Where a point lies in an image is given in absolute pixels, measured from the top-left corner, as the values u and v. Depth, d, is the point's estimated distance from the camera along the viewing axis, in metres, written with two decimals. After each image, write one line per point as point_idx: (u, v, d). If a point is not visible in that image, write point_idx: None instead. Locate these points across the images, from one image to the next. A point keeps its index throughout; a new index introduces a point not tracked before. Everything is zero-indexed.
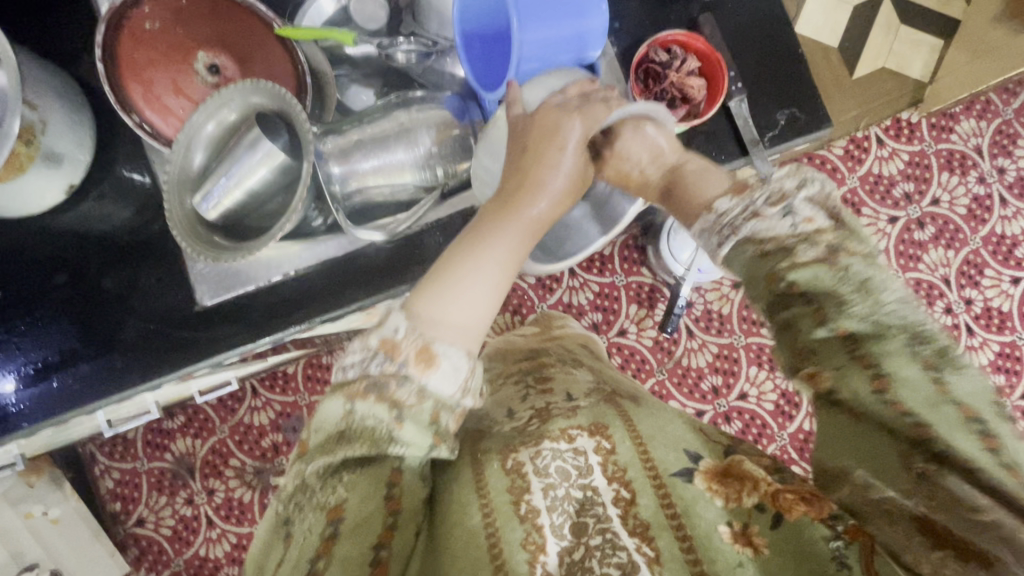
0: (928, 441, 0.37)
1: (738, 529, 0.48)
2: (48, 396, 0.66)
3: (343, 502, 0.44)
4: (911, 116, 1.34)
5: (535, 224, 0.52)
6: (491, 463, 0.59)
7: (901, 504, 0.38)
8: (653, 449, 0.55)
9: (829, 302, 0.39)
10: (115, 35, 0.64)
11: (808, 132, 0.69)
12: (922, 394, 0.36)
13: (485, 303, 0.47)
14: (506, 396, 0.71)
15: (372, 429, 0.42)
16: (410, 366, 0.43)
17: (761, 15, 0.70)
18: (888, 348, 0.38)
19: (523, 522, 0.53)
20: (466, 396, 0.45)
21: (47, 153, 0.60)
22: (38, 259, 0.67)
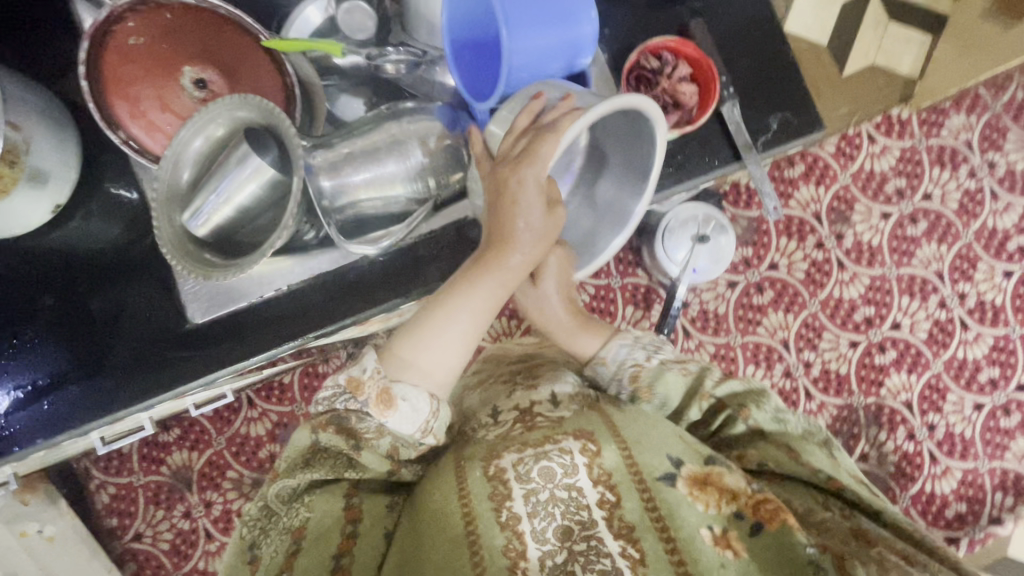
0: (838, 486, 0.53)
1: (718, 533, 0.49)
2: (39, 420, 0.65)
3: (307, 523, 0.51)
4: (902, 112, 1.35)
5: (510, 277, 0.54)
6: (474, 469, 0.54)
7: (842, 524, 0.51)
8: (639, 453, 0.53)
9: (737, 387, 0.60)
10: (98, 51, 0.63)
11: (800, 135, 0.69)
12: (825, 460, 0.54)
13: (450, 358, 0.53)
14: (492, 396, 0.68)
15: (328, 457, 0.53)
16: (370, 406, 0.51)
17: (750, 19, 0.69)
18: (796, 434, 0.57)
19: (504, 529, 0.50)
20: (426, 434, 0.52)
21: (32, 173, 0.59)
22: (25, 280, 0.66)
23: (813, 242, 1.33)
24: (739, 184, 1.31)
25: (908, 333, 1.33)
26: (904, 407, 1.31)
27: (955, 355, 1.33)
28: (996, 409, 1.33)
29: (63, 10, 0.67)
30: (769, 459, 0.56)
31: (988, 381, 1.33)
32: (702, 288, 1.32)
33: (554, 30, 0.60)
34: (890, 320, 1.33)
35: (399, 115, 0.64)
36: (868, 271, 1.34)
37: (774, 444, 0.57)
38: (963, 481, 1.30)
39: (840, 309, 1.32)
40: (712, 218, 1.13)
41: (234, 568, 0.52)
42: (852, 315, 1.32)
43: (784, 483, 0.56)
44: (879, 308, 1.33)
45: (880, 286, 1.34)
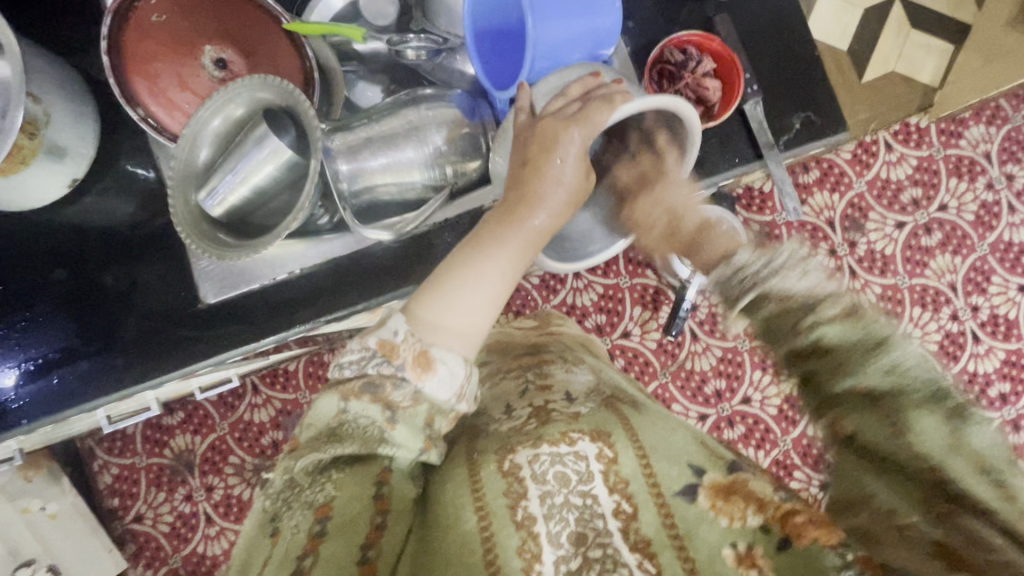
0: (944, 477, 0.36)
1: (742, 551, 0.47)
2: (49, 393, 0.65)
3: (334, 504, 0.46)
4: (920, 120, 1.34)
5: (535, 237, 0.53)
6: (488, 466, 0.56)
7: (927, 532, 0.36)
8: (654, 462, 0.53)
9: (846, 331, 0.38)
10: (118, 26, 0.62)
11: (823, 135, 0.67)
12: (940, 433, 0.36)
13: (480, 313, 0.50)
14: (505, 391, 0.70)
15: (360, 430, 0.47)
16: (407, 368, 0.47)
17: (777, 14, 0.68)
18: (915, 397, 0.36)
19: (518, 529, 0.51)
20: (459, 400, 0.48)
21: (50, 147, 0.59)
22: (39, 254, 0.66)
23: (825, 249, 1.33)
24: (753, 187, 1.30)
25: None
26: None
27: (965, 368, 1.32)
28: (1005, 424, 1.31)
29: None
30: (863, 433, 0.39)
31: (998, 396, 1.32)
32: None
33: (579, 20, 0.59)
34: None
35: (423, 103, 0.63)
36: (879, 280, 1.33)
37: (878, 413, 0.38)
38: None
39: None
40: (725, 222, 1.11)
41: (248, 554, 0.46)
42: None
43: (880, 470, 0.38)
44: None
45: (892, 295, 1.33)
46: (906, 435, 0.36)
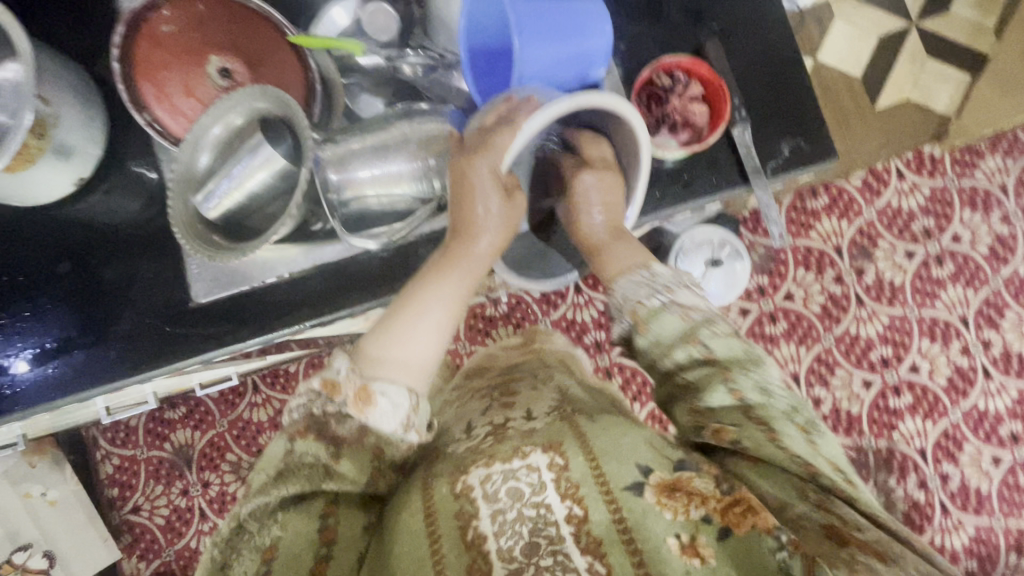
0: (814, 473, 0.51)
1: (687, 541, 0.49)
2: (44, 382, 0.68)
3: (280, 544, 0.49)
4: (935, 148, 1.39)
5: (476, 264, 0.59)
6: (440, 487, 0.56)
7: (817, 522, 0.49)
8: (604, 463, 0.54)
9: (735, 348, 0.53)
10: (133, 36, 0.66)
11: (812, 162, 0.67)
12: (802, 444, 0.51)
13: (425, 349, 0.54)
14: (470, 412, 0.71)
15: (308, 463, 0.51)
16: (349, 406, 0.50)
17: (768, 39, 0.68)
18: (779, 412, 0.52)
19: (468, 551, 0.51)
20: (407, 430, 0.52)
21: (58, 145, 0.61)
22: (45, 247, 0.69)
23: (833, 275, 1.33)
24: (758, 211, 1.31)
25: (927, 377, 1.30)
26: (917, 454, 1.29)
27: (975, 405, 1.30)
28: (1016, 465, 1.29)
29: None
30: (747, 439, 0.53)
31: (1009, 436, 1.31)
32: (715, 313, 1.31)
33: (569, 43, 0.61)
34: (909, 361, 1.31)
35: (414, 117, 0.66)
36: (887, 310, 1.32)
37: (756, 424, 0.53)
38: (976, 538, 1.26)
39: (855, 347, 1.31)
40: (728, 242, 1.18)
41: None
42: (866, 353, 1.31)
43: (762, 467, 0.53)
44: (897, 348, 1.31)
45: (899, 326, 1.31)
46: (779, 440, 0.52)
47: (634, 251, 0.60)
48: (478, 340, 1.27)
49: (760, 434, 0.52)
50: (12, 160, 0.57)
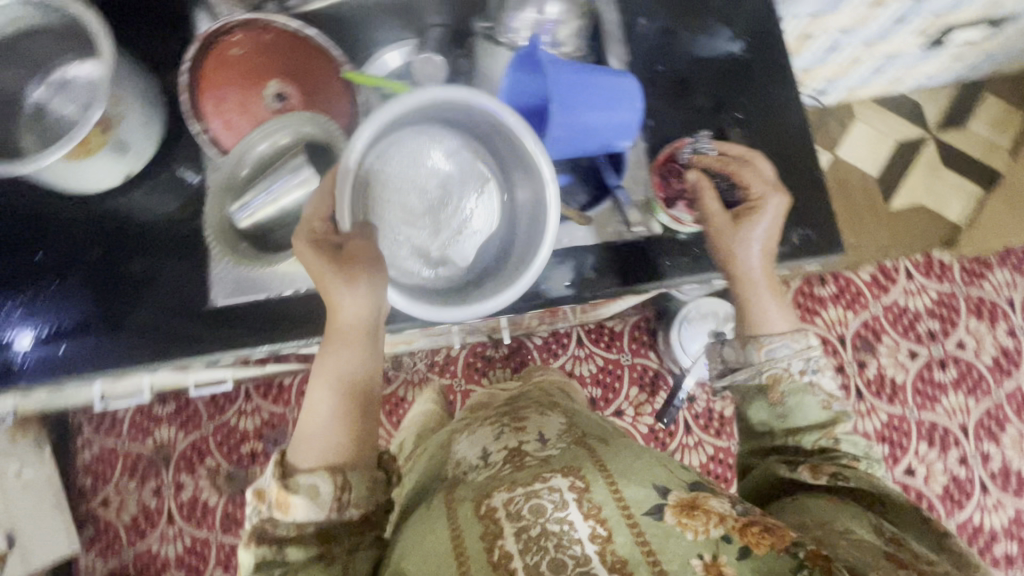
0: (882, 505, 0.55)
1: (709, 561, 0.50)
2: (53, 359, 0.70)
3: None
4: (943, 256, 1.49)
5: (361, 322, 0.60)
6: (465, 508, 0.57)
7: (876, 544, 0.50)
8: (621, 484, 0.56)
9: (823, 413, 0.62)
10: (203, 53, 0.71)
11: (818, 254, 0.69)
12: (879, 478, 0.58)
13: (337, 433, 0.58)
14: (482, 436, 0.72)
15: (269, 559, 0.54)
16: (273, 509, 0.54)
17: (785, 132, 0.71)
18: (857, 457, 0.60)
19: (495, 568, 0.51)
20: (341, 510, 0.55)
21: (116, 141, 0.65)
22: (83, 235, 0.72)
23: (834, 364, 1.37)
24: None
25: (923, 483, 1.35)
26: None
27: (971, 517, 1.34)
28: None
29: (183, 9, 0.74)
30: (849, 479, 0.57)
31: (1004, 555, 1.33)
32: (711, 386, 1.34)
33: (603, 109, 0.65)
34: (904, 462, 1.37)
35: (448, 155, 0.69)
36: (888, 408, 1.39)
37: (854, 473, 0.58)
38: None
39: None
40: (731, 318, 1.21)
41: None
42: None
43: (836, 502, 0.56)
44: (894, 448, 1.37)
45: (897, 425, 1.39)
46: (876, 497, 0.56)
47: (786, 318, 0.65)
48: (474, 380, 1.31)
49: (861, 477, 0.58)
50: (75, 149, 0.61)
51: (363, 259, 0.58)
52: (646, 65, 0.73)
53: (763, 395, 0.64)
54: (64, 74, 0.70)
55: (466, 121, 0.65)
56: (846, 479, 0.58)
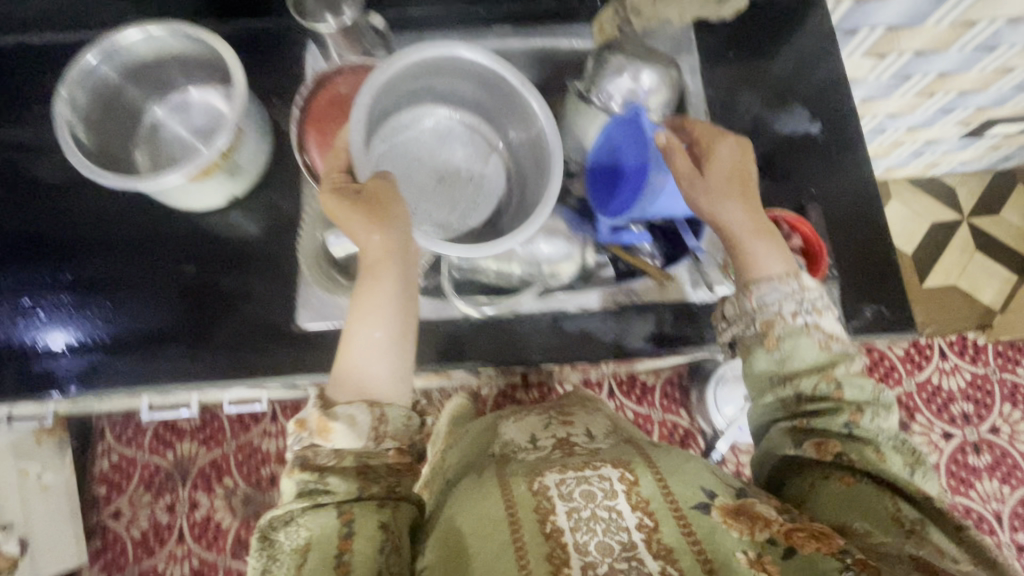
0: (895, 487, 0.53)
1: (753, 557, 0.49)
2: (134, 368, 0.68)
3: (311, 538, 0.50)
4: (978, 337, 1.52)
5: (394, 266, 0.61)
6: (519, 485, 0.57)
7: (903, 548, 0.49)
8: (670, 484, 0.55)
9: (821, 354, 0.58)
10: (316, 90, 0.74)
11: (893, 331, 0.70)
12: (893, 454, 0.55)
13: (378, 366, 0.58)
14: (529, 424, 0.74)
15: (308, 490, 0.52)
16: (314, 437, 0.53)
17: (862, 212, 0.74)
18: (880, 438, 0.56)
19: (548, 539, 0.50)
20: (380, 440, 0.54)
21: (231, 165, 0.67)
22: (180, 246, 0.73)
23: None
24: None
25: None
26: None
27: None
28: None
29: (299, 51, 0.79)
30: (849, 454, 0.55)
31: None
32: (743, 449, 1.33)
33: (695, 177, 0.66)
34: None
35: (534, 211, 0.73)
36: None
37: (857, 444, 0.55)
38: None
39: None
40: None
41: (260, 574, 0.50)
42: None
43: (851, 484, 0.54)
44: None
45: None
46: (880, 458, 0.54)
47: (784, 259, 0.62)
48: None
49: (861, 446, 0.55)
50: (198, 170, 0.62)
51: (388, 201, 0.60)
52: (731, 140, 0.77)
53: (759, 343, 0.60)
54: (184, 98, 0.75)
55: (449, 90, 0.72)
56: (846, 457, 0.55)
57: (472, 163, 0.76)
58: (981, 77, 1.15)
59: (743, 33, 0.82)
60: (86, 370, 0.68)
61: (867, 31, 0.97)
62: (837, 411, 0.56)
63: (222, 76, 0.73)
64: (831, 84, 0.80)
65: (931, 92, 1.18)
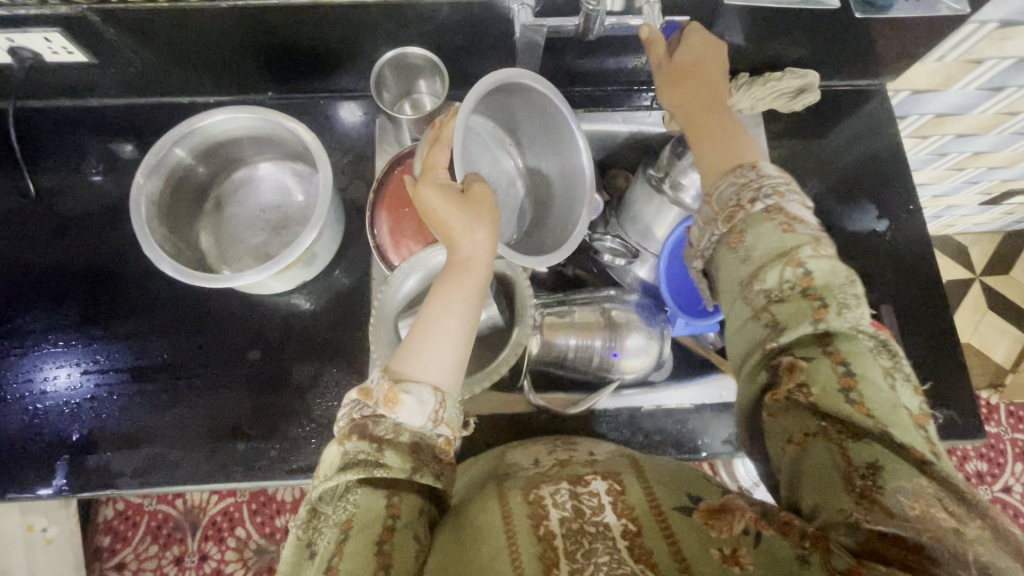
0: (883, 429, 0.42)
1: (727, 551, 0.41)
2: (195, 463, 0.65)
3: (354, 516, 0.46)
4: (991, 396, 1.54)
5: (477, 269, 0.57)
6: (514, 493, 0.50)
7: (851, 499, 0.40)
8: (656, 490, 0.48)
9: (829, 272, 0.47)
10: (390, 172, 0.74)
11: (967, 438, 0.70)
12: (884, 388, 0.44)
13: (445, 354, 0.54)
14: (532, 450, 0.63)
15: (360, 460, 0.47)
16: (379, 406, 0.49)
17: (932, 314, 0.75)
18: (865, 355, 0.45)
19: (540, 541, 0.45)
20: (436, 425, 0.50)
21: (309, 255, 0.66)
22: (243, 330, 0.71)
23: None
24: None
25: None
26: None
27: None
28: None
29: (376, 130, 0.80)
30: (812, 390, 0.45)
31: None
32: None
33: None
34: None
35: (608, 304, 0.72)
36: None
37: (831, 368, 0.45)
38: None
39: None
40: None
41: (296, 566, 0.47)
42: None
43: (811, 435, 0.44)
44: None
45: None
46: (854, 390, 0.44)
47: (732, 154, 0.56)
48: None
49: (829, 365, 0.45)
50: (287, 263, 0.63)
51: (489, 202, 0.58)
52: None
53: (724, 244, 0.52)
54: (251, 172, 0.73)
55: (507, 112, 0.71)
56: (809, 389, 0.45)
57: (511, 179, 0.76)
58: (1008, 157, 1.18)
59: (807, 127, 0.85)
60: (143, 465, 0.65)
61: (915, 117, 0.97)
62: (798, 315, 0.47)
63: (294, 154, 0.72)
64: (892, 179, 0.82)
65: (961, 166, 1.21)
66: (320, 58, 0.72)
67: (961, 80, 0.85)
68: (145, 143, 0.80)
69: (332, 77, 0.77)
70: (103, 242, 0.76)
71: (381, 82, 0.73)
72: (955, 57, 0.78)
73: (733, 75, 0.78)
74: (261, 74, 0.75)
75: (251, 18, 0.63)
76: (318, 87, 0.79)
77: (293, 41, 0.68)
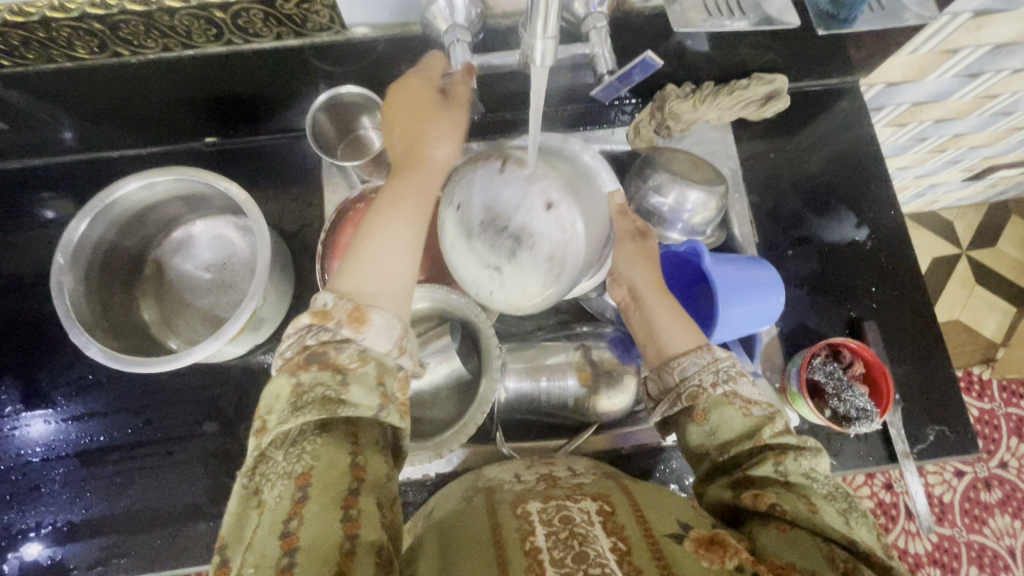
0: (851, 539, 0.41)
1: None
2: (154, 547, 0.62)
3: (315, 469, 0.38)
4: (983, 372, 1.51)
5: (433, 181, 0.53)
6: (502, 509, 0.46)
7: None
8: (649, 514, 0.44)
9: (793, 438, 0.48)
10: (339, 219, 0.69)
11: (957, 453, 0.68)
12: (839, 517, 0.43)
13: (401, 264, 0.48)
14: (512, 465, 0.57)
15: (318, 396, 0.40)
16: (343, 326, 0.43)
17: (918, 325, 0.72)
18: (818, 491, 0.45)
19: (526, 554, 0.40)
20: (402, 353, 0.44)
21: (257, 319, 0.62)
22: (195, 400, 0.67)
23: (881, 482, 1.37)
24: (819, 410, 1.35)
25: None
26: None
27: None
28: None
29: (321, 171, 0.75)
30: (785, 505, 0.43)
31: None
32: None
33: (752, 304, 0.63)
34: None
35: (579, 342, 0.69)
36: (938, 530, 1.38)
37: (794, 494, 0.44)
38: None
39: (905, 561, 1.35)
40: None
41: (240, 519, 0.39)
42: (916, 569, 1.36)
43: (790, 535, 0.42)
44: (945, 570, 1.37)
45: (948, 547, 1.38)
46: (817, 511, 0.43)
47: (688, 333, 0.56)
48: None
49: (796, 497, 0.44)
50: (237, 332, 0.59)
51: (439, 115, 0.55)
52: (776, 250, 0.76)
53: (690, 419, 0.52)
54: (189, 232, 0.69)
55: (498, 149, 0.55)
56: (783, 508, 0.43)
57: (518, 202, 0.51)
58: (992, 135, 1.13)
59: (779, 131, 0.80)
60: (99, 554, 0.62)
61: (892, 108, 0.91)
62: (760, 459, 0.47)
63: (232, 206, 0.68)
64: (870, 182, 0.78)
65: (942, 149, 1.16)
66: (254, 101, 0.67)
67: (936, 71, 0.79)
68: (73, 197, 0.74)
69: (272, 118, 0.71)
70: (35, 310, 0.71)
71: (315, 124, 0.68)
72: (929, 48, 0.72)
73: (698, 85, 0.74)
74: (192, 118, 0.69)
75: (167, 67, 0.58)
76: (258, 129, 0.73)
77: (220, 87, 0.63)
